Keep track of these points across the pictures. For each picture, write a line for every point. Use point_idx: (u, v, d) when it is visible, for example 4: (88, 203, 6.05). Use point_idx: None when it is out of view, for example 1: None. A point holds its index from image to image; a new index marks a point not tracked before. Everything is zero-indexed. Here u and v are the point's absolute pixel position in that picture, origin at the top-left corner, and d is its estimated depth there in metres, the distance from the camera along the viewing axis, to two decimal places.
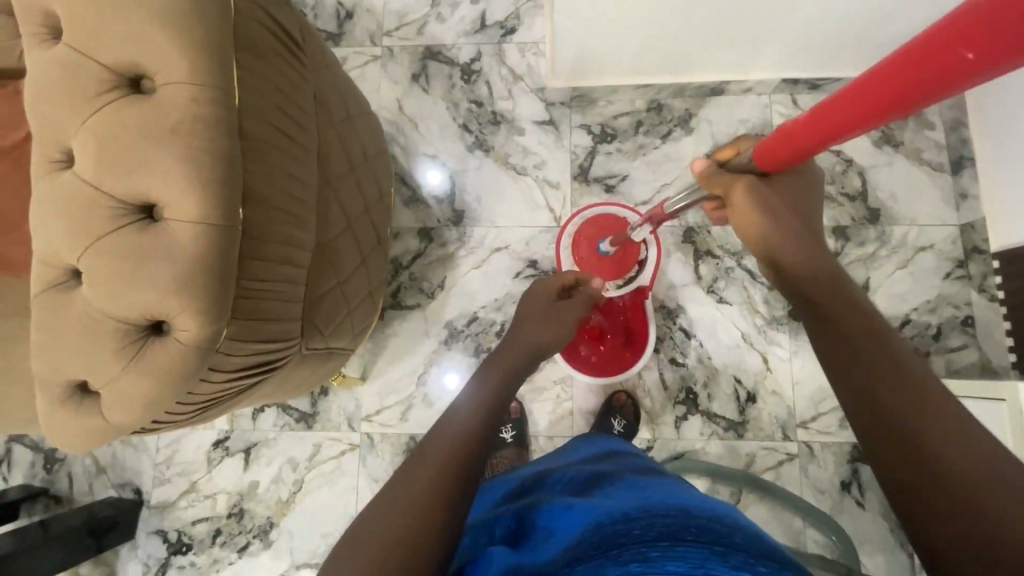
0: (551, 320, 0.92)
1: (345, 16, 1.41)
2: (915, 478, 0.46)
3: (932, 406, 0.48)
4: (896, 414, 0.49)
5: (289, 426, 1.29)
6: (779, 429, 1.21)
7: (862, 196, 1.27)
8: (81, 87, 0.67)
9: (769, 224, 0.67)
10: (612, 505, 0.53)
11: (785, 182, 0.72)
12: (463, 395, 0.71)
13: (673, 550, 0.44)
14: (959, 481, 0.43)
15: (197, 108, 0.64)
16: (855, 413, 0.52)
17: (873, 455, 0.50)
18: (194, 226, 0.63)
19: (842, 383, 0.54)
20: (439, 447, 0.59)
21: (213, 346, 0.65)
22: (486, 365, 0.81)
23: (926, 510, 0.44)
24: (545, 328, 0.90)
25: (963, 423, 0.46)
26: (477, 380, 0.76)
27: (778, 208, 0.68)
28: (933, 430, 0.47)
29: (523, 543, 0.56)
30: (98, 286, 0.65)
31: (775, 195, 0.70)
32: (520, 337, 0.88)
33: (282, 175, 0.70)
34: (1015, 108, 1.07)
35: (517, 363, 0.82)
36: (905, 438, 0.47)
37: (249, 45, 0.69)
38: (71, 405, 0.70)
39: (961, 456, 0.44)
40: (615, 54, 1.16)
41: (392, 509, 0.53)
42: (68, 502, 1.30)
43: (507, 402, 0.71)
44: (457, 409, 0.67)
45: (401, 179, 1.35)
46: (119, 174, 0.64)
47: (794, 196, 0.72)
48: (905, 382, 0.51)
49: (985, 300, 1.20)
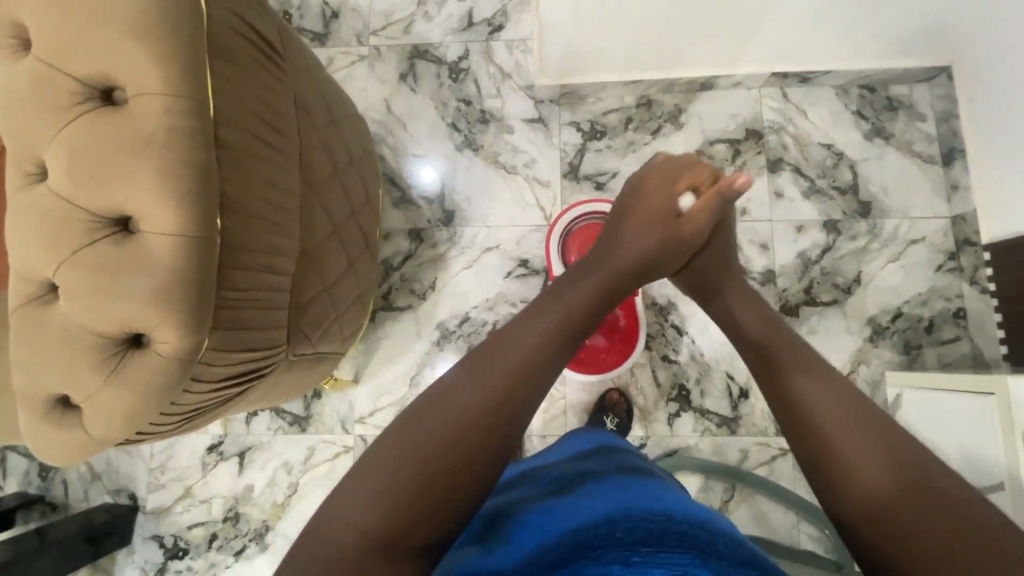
0: (628, 231, 0.76)
1: (331, 16, 1.39)
2: (889, 491, 0.51)
3: (874, 426, 0.56)
4: (850, 426, 0.56)
5: (282, 430, 1.29)
6: (772, 425, 1.21)
7: (853, 189, 1.27)
8: (53, 99, 0.66)
9: (652, 255, 0.75)
10: (592, 510, 0.52)
11: (696, 218, 0.78)
12: (493, 345, 0.61)
13: (657, 555, 0.45)
14: (906, 505, 0.49)
15: (171, 118, 0.63)
16: (811, 429, 0.58)
17: (840, 475, 0.54)
18: (172, 236, 0.63)
19: (814, 397, 0.60)
20: (433, 428, 0.53)
21: (196, 357, 0.65)
22: (516, 321, 0.64)
23: (903, 513, 0.49)
24: (616, 246, 0.75)
25: (901, 438, 0.55)
26: (504, 334, 0.62)
27: (671, 239, 0.77)
28: (877, 446, 0.54)
29: (492, 542, 0.56)
30: (75, 300, 0.65)
31: (663, 229, 0.77)
32: (566, 297, 0.66)
33: (263, 185, 0.69)
34: (1002, 94, 1.07)
35: (567, 325, 0.64)
36: (860, 453, 0.54)
37: (225, 53, 0.67)
38: (54, 418, 0.70)
39: (908, 462, 0.52)
40: (607, 49, 1.17)
41: (382, 465, 0.52)
42: (64, 508, 1.30)
43: (540, 388, 0.59)
44: (476, 371, 0.58)
45: (392, 180, 1.35)
46: (93, 187, 0.64)
47: (688, 233, 0.78)
48: (855, 409, 0.58)
49: (977, 292, 1.20)
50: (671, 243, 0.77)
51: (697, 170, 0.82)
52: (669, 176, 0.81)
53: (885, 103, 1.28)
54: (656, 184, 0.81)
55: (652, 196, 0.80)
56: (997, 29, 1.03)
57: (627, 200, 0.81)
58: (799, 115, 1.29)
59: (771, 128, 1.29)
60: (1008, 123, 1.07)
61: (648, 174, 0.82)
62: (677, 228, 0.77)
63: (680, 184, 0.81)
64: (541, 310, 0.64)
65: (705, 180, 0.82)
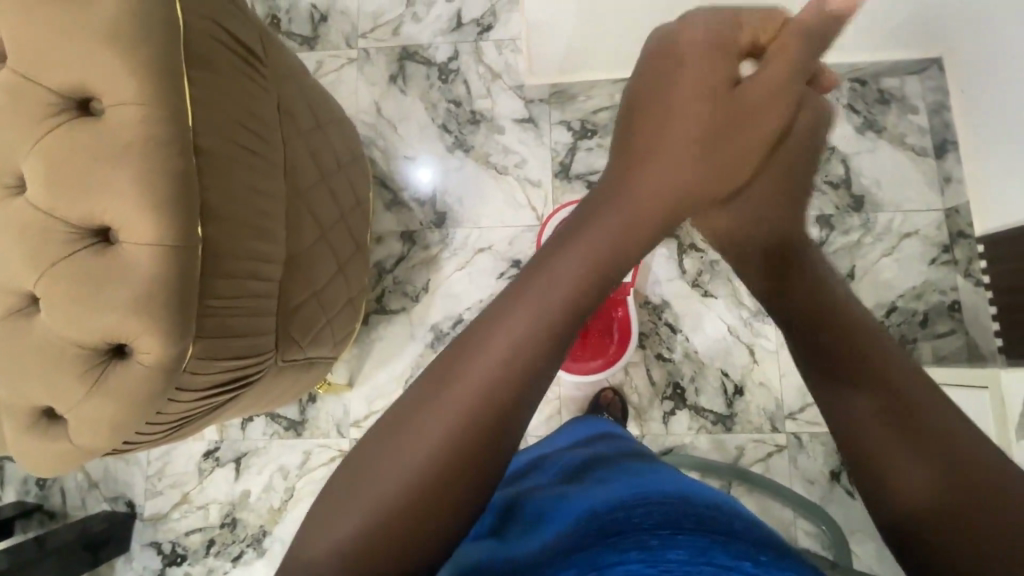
0: (672, 143, 0.62)
1: (320, 19, 1.39)
2: (933, 486, 0.46)
3: (924, 409, 0.50)
4: (896, 408, 0.50)
5: (278, 434, 1.29)
6: (767, 421, 1.21)
7: (846, 183, 1.26)
8: (29, 111, 0.66)
9: (685, 178, 0.62)
10: (608, 496, 0.54)
11: (751, 104, 0.64)
12: (489, 320, 0.54)
13: (673, 539, 0.45)
14: (954, 504, 0.44)
15: (147, 128, 0.63)
16: (855, 411, 0.52)
17: (880, 464, 0.49)
18: (152, 246, 0.63)
19: (863, 374, 0.54)
20: (421, 432, 0.50)
21: (179, 366, 0.65)
22: (517, 289, 0.56)
23: (950, 513, 0.44)
24: (653, 168, 0.62)
25: (957, 424, 0.48)
26: (497, 309, 0.55)
27: (719, 141, 0.64)
28: (929, 433, 0.48)
29: (508, 533, 0.57)
30: (55, 312, 0.65)
31: (715, 129, 0.63)
32: (585, 239, 0.57)
33: (245, 191, 0.69)
34: (994, 84, 1.06)
35: (573, 286, 0.54)
36: (906, 441, 0.48)
37: (202, 60, 0.67)
38: (39, 430, 0.70)
39: (962, 453, 0.46)
40: (594, 46, 1.17)
41: (381, 463, 0.50)
42: (62, 517, 1.31)
43: (546, 377, 0.53)
44: (472, 350, 0.53)
45: (383, 183, 1.34)
46: (72, 199, 0.64)
47: (740, 126, 0.64)
48: (905, 387, 0.52)
49: (971, 285, 1.19)
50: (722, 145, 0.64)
51: (760, 29, 0.64)
52: (723, 42, 0.63)
53: (877, 96, 1.27)
54: (701, 71, 0.63)
55: (692, 102, 0.63)
56: (987, 20, 1.02)
57: (652, 99, 0.64)
58: None
59: None
60: (1001, 113, 1.06)
61: (694, 43, 0.64)
62: (734, 119, 0.63)
63: (728, 60, 0.64)
64: (538, 274, 0.56)
65: (769, 39, 0.65)
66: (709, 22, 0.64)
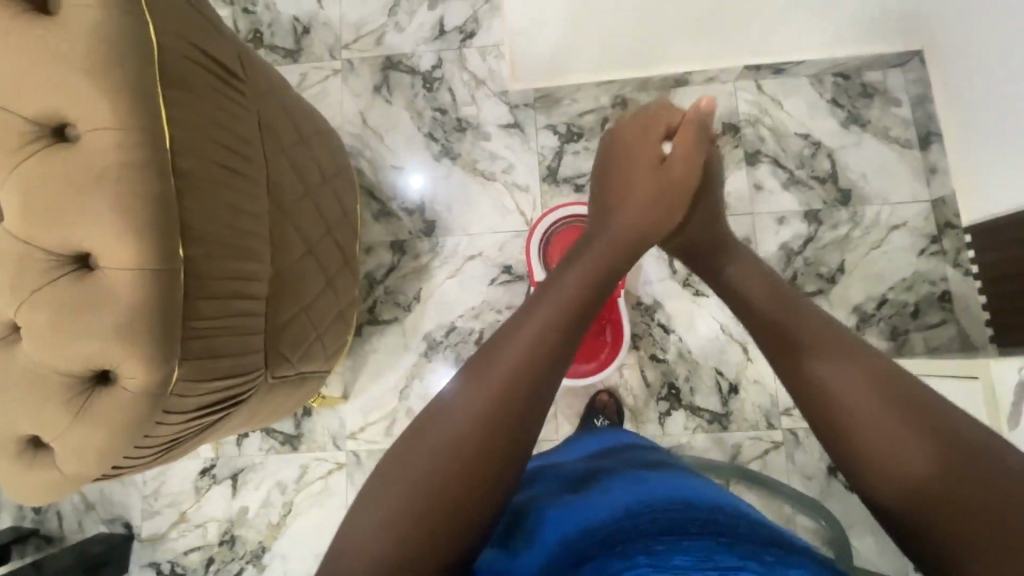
0: (621, 202, 0.75)
1: (303, 32, 1.39)
2: (928, 473, 0.48)
3: (909, 398, 0.53)
4: (882, 400, 0.53)
5: (274, 449, 1.28)
6: (763, 418, 1.21)
7: (832, 177, 1.27)
8: (4, 139, 0.65)
9: (637, 226, 0.73)
10: (612, 502, 0.55)
11: (676, 167, 0.76)
12: (497, 338, 0.58)
13: (680, 543, 0.47)
14: (953, 488, 0.46)
15: (123, 153, 0.63)
16: (844, 406, 0.55)
17: (876, 458, 0.52)
18: (133, 271, 0.63)
19: (847, 369, 0.57)
20: (437, 442, 0.52)
21: (165, 390, 0.65)
22: (522, 308, 0.61)
23: (947, 497, 0.47)
24: (614, 217, 0.74)
25: (940, 410, 0.52)
26: (508, 327, 0.59)
27: (658, 194, 0.75)
28: (918, 420, 0.51)
29: (508, 539, 0.57)
30: (36, 340, 0.64)
31: (650, 188, 0.75)
32: (578, 268, 0.65)
33: (228, 211, 0.69)
34: (974, 76, 1.07)
35: (571, 306, 0.60)
36: (899, 431, 0.51)
37: (179, 82, 0.67)
38: (26, 459, 0.69)
39: (950, 437, 0.49)
40: (577, 50, 1.17)
41: (397, 473, 0.51)
42: (59, 541, 1.30)
43: (550, 386, 0.56)
44: (483, 364, 0.56)
45: (371, 194, 1.34)
46: (49, 226, 0.64)
47: (672, 184, 0.76)
48: (887, 379, 0.55)
49: (960, 274, 1.19)
50: (661, 197, 0.75)
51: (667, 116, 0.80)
52: (643, 132, 0.79)
53: (860, 90, 1.27)
54: (631, 158, 0.78)
55: (629, 177, 0.77)
56: (965, 12, 1.03)
57: (602, 183, 0.80)
58: (773, 107, 1.29)
59: (747, 121, 1.29)
60: (982, 104, 1.06)
61: (624, 136, 0.81)
62: (666, 180, 0.76)
63: (651, 146, 0.78)
64: (543, 297, 0.61)
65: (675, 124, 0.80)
66: (632, 125, 0.81)
